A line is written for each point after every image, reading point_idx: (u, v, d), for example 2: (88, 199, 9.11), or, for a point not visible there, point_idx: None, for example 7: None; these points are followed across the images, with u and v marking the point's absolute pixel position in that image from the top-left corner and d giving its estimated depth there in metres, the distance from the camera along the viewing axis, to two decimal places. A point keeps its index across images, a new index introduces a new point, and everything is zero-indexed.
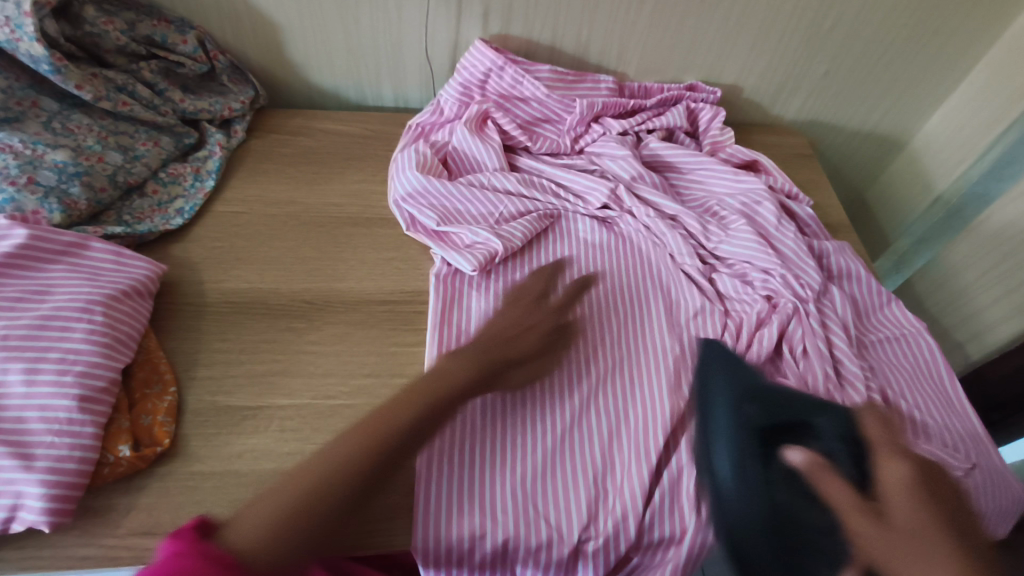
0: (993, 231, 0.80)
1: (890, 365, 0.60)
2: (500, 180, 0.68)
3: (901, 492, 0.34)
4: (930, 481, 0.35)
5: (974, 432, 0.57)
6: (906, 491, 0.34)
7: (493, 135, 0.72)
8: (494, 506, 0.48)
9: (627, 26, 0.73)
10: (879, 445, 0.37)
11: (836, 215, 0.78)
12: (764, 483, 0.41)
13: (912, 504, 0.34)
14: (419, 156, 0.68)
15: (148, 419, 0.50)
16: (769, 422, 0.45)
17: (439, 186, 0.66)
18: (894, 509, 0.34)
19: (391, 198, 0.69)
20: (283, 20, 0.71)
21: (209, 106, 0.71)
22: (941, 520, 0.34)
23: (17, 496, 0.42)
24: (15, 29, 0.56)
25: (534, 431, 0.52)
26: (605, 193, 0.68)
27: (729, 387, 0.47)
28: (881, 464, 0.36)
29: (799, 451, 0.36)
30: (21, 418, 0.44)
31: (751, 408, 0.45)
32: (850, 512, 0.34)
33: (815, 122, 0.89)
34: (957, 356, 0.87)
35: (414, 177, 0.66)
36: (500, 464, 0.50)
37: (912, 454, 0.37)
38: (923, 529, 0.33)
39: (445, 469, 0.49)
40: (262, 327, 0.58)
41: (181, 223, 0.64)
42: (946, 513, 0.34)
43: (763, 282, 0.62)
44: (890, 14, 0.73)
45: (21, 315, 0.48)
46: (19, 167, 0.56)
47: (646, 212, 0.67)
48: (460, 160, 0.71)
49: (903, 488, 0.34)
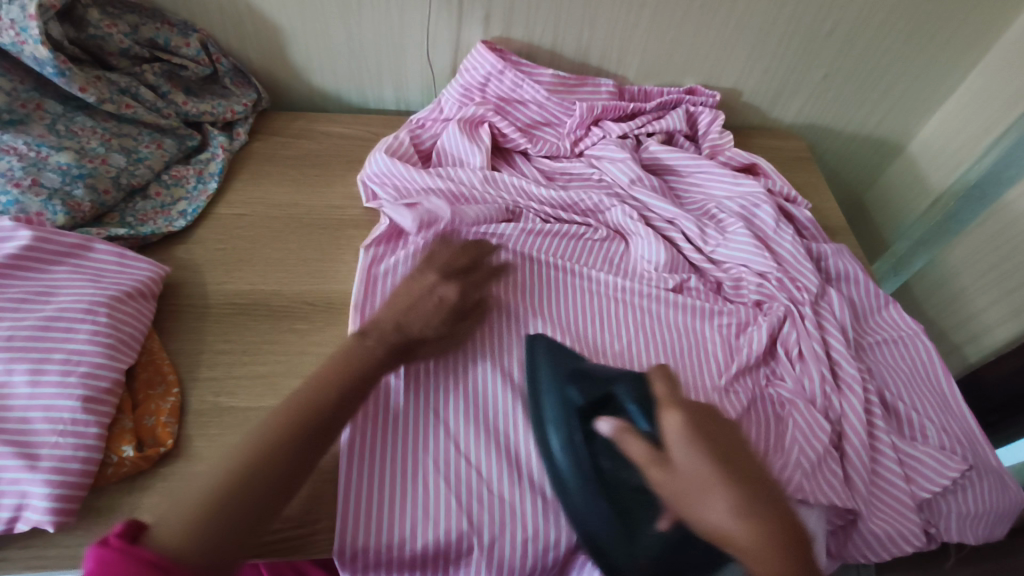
0: (991, 233, 0.81)
1: (888, 367, 0.61)
2: (461, 171, 0.68)
3: (680, 440, 0.38)
4: (706, 424, 0.40)
5: (970, 431, 0.57)
6: (685, 440, 0.39)
7: (483, 136, 0.71)
8: (421, 509, 0.49)
9: (628, 30, 0.74)
10: (664, 402, 0.41)
11: (834, 217, 0.78)
12: (588, 454, 0.45)
13: (690, 450, 0.38)
14: (395, 144, 0.70)
15: (151, 420, 0.50)
16: (587, 397, 0.47)
17: (402, 169, 0.67)
18: (676, 461, 0.38)
19: (360, 174, 0.71)
20: (286, 23, 0.71)
21: (212, 108, 0.71)
22: (717, 455, 0.38)
23: (21, 496, 0.43)
24: (20, 33, 0.56)
25: (460, 433, 0.52)
26: (588, 201, 0.68)
27: (553, 370, 0.50)
28: (664, 418, 0.40)
29: (607, 422, 0.41)
30: (26, 419, 0.45)
31: (572, 388, 0.48)
32: (648, 467, 0.38)
33: (813, 126, 0.90)
34: (955, 358, 0.87)
35: (381, 160, 0.68)
36: (426, 469, 0.50)
37: (693, 404, 0.41)
38: (699, 465, 0.38)
39: (357, 462, 0.49)
40: (265, 328, 0.59)
41: (184, 225, 0.65)
42: (722, 447, 0.39)
43: (758, 286, 0.63)
44: (888, 18, 0.74)
45: (26, 316, 0.49)
46: (23, 169, 0.56)
47: (628, 215, 0.67)
48: (447, 158, 0.71)
49: (682, 438, 0.39)
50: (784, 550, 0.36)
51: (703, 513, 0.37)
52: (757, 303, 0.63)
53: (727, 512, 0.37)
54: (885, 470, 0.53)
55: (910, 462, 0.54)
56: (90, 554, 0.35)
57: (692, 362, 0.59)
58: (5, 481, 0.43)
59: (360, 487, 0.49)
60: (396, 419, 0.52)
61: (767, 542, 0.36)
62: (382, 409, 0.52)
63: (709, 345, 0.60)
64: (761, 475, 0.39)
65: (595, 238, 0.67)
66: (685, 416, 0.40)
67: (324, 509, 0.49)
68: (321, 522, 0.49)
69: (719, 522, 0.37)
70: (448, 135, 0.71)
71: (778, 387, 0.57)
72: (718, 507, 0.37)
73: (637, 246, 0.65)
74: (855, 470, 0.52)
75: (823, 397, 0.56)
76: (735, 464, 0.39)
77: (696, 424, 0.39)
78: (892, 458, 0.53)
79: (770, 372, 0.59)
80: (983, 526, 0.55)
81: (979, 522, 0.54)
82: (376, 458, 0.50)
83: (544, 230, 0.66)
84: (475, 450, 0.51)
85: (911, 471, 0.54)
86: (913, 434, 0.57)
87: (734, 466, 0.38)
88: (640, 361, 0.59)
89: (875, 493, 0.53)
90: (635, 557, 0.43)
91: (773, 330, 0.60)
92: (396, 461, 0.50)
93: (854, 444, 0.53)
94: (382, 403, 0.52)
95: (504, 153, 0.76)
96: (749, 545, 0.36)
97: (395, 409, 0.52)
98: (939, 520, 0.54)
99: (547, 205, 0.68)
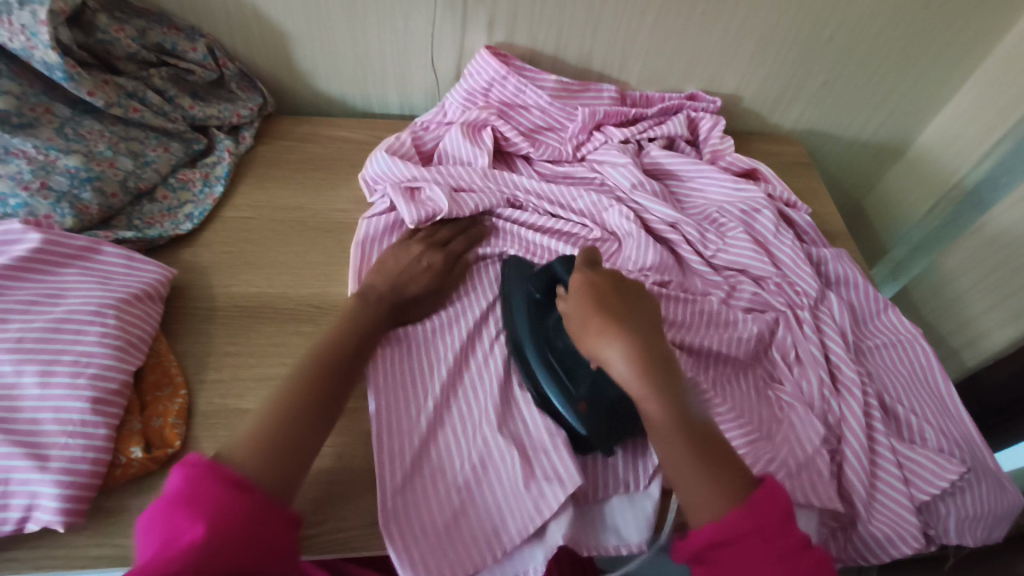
0: (989, 238, 0.82)
1: (887, 370, 0.62)
2: (463, 170, 0.68)
3: (578, 293, 0.48)
4: (605, 285, 0.48)
5: (969, 435, 0.58)
6: (578, 290, 0.48)
7: (484, 139, 0.72)
8: (453, 433, 0.52)
9: (630, 36, 0.75)
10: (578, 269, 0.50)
11: (833, 222, 0.79)
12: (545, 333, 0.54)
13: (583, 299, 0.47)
14: (396, 145, 0.71)
15: (159, 421, 0.51)
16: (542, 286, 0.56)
17: (402, 167, 0.67)
18: (574, 311, 0.47)
19: (362, 174, 0.72)
20: (292, 28, 0.72)
21: (218, 113, 0.72)
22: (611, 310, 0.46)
23: (32, 496, 0.43)
24: (31, 38, 0.57)
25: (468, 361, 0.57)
26: (586, 201, 0.69)
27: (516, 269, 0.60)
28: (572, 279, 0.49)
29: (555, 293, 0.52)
30: (36, 420, 0.45)
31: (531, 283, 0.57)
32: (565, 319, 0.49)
33: (813, 131, 0.91)
34: (953, 362, 0.88)
35: (382, 159, 0.68)
36: (447, 397, 0.54)
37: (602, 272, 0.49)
38: (588, 311, 0.46)
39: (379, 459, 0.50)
40: (272, 330, 0.59)
41: (190, 228, 0.65)
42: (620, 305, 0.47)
43: (753, 294, 0.64)
44: (886, 26, 0.75)
45: (36, 318, 0.49)
46: (32, 172, 0.57)
47: (622, 219, 0.67)
48: (448, 159, 0.72)
49: (576, 290, 0.48)
50: (651, 367, 0.43)
51: (594, 349, 0.45)
52: (751, 297, 0.63)
53: (606, 341, 0.45)
54: (884, 472, 0.54)
55: (909, 465, 0.54)
56: (176, 473, 0.37)
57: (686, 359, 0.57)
58: (16, 481, 0.43)
59: (385, 466, 0.50)
60: (407, 375, 0.55)
61: (639, 371, 0.43)
62: (379, 394, 0.53)
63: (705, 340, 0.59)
64: (644, 317, 0.46)
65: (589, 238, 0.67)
66: (583, 275, 0.49)
67: (329, 510, 0.49)
68: (323, 522, 0.49)
69: (602, 348, 0.45)
70: (451, 138, 0.72)
71: (778, 390, 0.58)
72: (601, 337, 0.45)
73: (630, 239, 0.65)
74: (853, 473, 0.53)
75: (822, 401, 0.56)
76: (624, 307, 0.46)
77: (589, 279, 0.48)
78: (891, 461, 0.54)
79: (767, 376, 0.60)
80: (982, 528, 0.55)
81: (978, 523, 0.55)
82: (391, 431, 0.52)
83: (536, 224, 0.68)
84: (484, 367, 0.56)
85: (910, 474, 0.54)
86: (911, 437, 0.57)
87: (619, 310, 0.46)
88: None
89: (874, 496, 0.53)
90: (574, 400, 0.51)
91: (764, 329, 0.61)
92: (417, 404, 0.53)
93: (853, 447, 0.54)
94: (389, 372, 0.54)
95: (504, 156, 0.76)
96: (624, 367, 0.44)
97: (406, 369, 0.55)
98: (938, 523, 0.55)
99: (546, 200, 0.69)
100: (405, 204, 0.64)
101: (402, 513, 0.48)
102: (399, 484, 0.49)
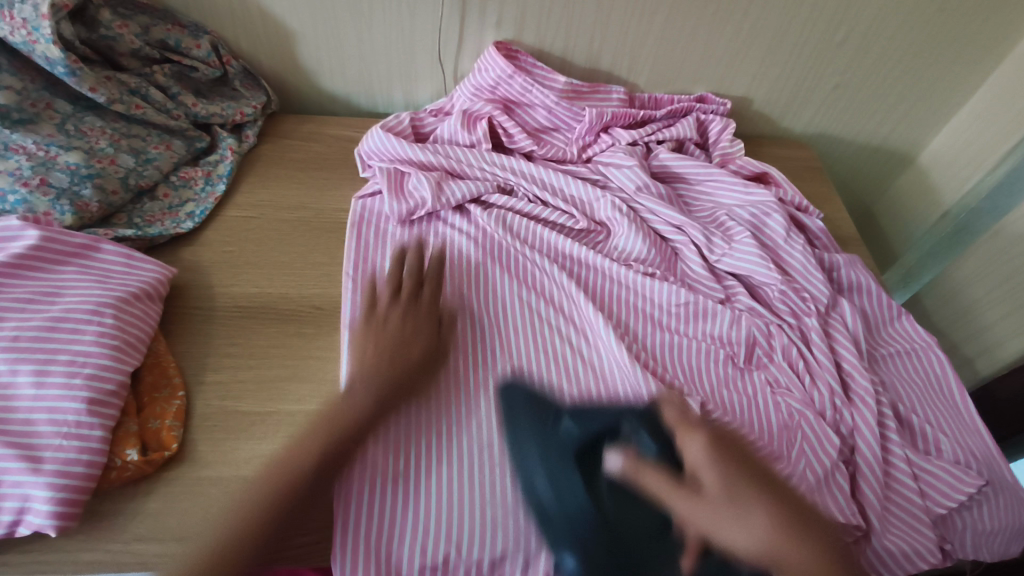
0: (1002, 248, 0.80)
1: (901, 380, 0.60)
2: (460, 151, 0.70)
3: (705, 464, 0.41)
4: (730, 450, 0.42)
5: (988, 450, 0.56)
6: (708, 461, 0.41)
7: (477, 130, 0.71)
8: (431, 450, 0.51)
9: (638, 37, 0.74)
10: (682, 428, 0.43)
11: (843, 228, 0.78)
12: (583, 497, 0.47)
13: (717, 469, 0.41)
14: (394, 123, 0.72)
15: (155, 423, 0.50)
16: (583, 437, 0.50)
17: (396, 143, 0.69)
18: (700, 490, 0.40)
19: (360, 150, 0.73)
20: (298, 28, 0.72)
21: (221, 110, 0.71)
22: (742, 471, 0.41)
23: (24, 499, 0.42)
24: (32, 32, 0.56)
25: (464, 380, 0.55)
26: (579, 191, 0.69)
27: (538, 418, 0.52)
28: (687, 443, 0.42)
29: (616, 457, 0.43)
30: (30, 420, 0.44)
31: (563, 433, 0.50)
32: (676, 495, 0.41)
33: (823, 135, 0.89)
34: (966, 371, 0.86)
35: (377, 135, 0.70)
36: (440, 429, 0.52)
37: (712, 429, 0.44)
38: (728, 479, 0.40)
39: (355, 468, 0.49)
40: (272, 331, 0.58)
41: (192, 227, 0.64)
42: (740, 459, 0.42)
43: (748, 306, 0.62)
44: (900, 30, 0.74)
45: (32, 316, 0.48)
46: (32, 168, 0.56)
47: (625, 230, 0.65)
48: (442, 142, 0.73)
49: (709, 462, 0.41)
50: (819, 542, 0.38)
51: (733, 523, 0.39)
52: (749, 307, 0.62)
53: (756, 518, 0.38)
54: (898, 483, 0.52)
55: (924, 477, 0.53)
56: None
57: (674, 383, 0.57)
58: (7, 484, 0.42)
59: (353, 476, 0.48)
60: (404, 441, 0.51)
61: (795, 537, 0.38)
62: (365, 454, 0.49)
63: (690, 349, 0.60)
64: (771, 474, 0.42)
65: (576, 229, 0.68)
66: (708, 443, 0.42)
67: (326, 513, 0.48)
68: (324, 529, 0.48)
69: (749, 530, 0.38)
70: (447, 125, 0.72)
71: (787, 397, 0.56)
72: (755, 525, 0.38)
73: (621, 235, 0.66)
74: (866, 484, 0.52)
75: (833, 410, 0.55)
76: (754, 472, 0.41)
77: (717, 448, 0.42)
78: (906, 473, 0.53)
79: (773, 382, 0.58)
80: (999, 542, 0.53)
81: (995, 538, 0.53)
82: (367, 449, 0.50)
83: (523, 211, 0.68)
84: (467, 374, 0.56)
85: (927, 487, 0.53)
86: (925, 447, 0.56)
87: (762, 479, 0.41)
88: (622, 323, 0.61)
89: (888, 507, 0.52)
90: None
91: (749, 333, 0.60)
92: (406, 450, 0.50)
93: (866, 458, 0.53)
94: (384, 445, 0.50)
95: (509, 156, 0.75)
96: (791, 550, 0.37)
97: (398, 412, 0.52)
98: (954, 537, 0.53)
99: (538, 185, 0.69)
100: (388, 196, 0.66)
101: (364, 535, 0.47)
102: (369, 494, 0.48)
